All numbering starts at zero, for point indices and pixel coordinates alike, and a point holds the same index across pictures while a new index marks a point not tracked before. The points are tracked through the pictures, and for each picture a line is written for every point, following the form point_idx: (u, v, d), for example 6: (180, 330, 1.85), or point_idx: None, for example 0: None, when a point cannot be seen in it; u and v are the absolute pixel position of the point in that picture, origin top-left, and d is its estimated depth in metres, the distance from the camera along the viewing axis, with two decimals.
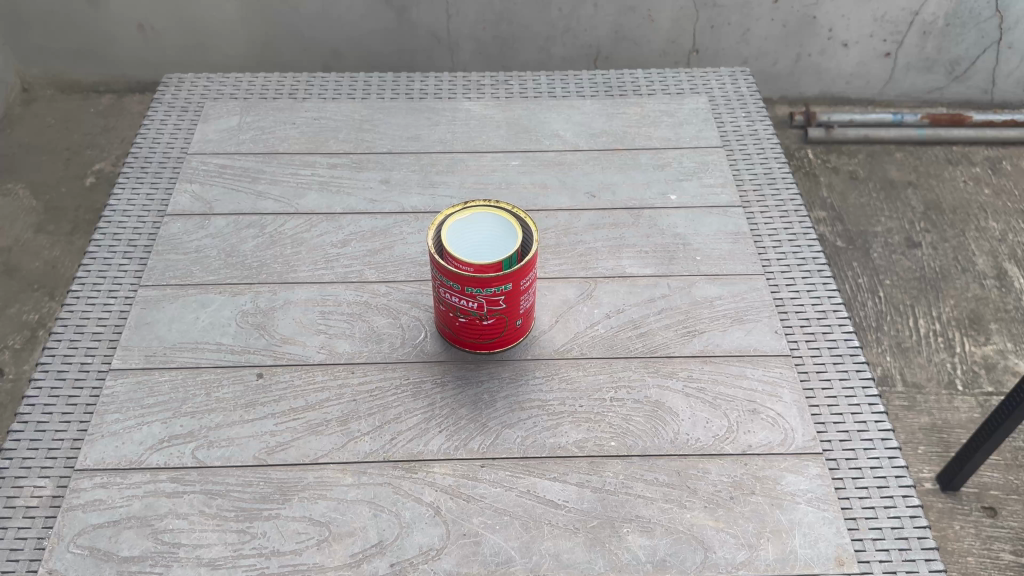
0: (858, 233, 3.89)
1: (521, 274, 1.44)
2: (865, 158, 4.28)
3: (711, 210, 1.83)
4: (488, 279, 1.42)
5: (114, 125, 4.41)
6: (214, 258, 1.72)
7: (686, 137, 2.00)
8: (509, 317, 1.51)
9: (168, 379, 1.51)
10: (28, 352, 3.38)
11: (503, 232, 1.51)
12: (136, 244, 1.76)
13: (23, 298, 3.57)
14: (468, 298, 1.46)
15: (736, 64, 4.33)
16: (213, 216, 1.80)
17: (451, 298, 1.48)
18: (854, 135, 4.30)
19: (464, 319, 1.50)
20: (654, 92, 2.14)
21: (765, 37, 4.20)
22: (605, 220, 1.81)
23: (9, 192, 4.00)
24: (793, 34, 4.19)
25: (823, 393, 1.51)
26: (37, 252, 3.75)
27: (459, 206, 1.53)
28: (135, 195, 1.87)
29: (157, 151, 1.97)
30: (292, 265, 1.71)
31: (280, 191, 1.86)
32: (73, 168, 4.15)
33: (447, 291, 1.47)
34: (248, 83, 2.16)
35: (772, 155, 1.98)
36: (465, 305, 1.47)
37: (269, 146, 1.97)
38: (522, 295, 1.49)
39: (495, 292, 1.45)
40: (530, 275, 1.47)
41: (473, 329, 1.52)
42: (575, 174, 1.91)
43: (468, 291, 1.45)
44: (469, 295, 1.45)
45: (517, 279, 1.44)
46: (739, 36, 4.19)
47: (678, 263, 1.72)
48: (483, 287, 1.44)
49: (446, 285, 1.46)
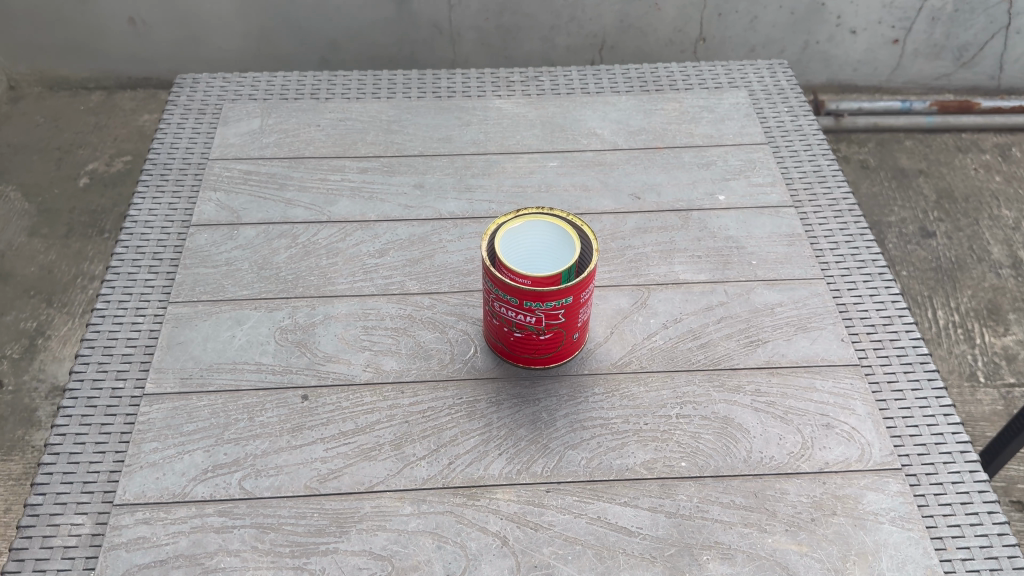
0: (872, 224, 3.84)
1: (582, 286, 1.36)
2: (873, 147, 4.23)
3: (762, 211, 1.76)
4: (548, 293, 1.34)
5: (106, 124, 4.27)
6: (246, 271, 1.63)
7: (729, 134, 1.93)
8: (567, 331, 1.43)
9: (207, 403, 1.43)
10: (29, 362, 3.26)
11: (560, 240, 1.42)
12: (162, 258, 1.66)
13: (20, 306, 3.44)
14: (524, 312, 1.38)
15: (743, 53, 4.26)
16: (241, 226, 1.71)
17: (506, 313, 1.39)
18: (863, 123, 4.24)
19: (519, 334, 1.42)
20: (692, 87, 2.06)
21: (772, 24, 4.12)
22: (652, 224, 1.73)
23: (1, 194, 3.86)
24: (802, 22, 4.11)
25: (897, 404, 1.44)
26: (32, 257, 3.62)
27: (511, 214, 1.44)
28: (156, 204, 1.77)
29: (176, 157, 1.87)
30: (329, 277, 1.62)
31: (311, 199, 1.77)
32: (65, 167, 4.02)
33: (503, 305, 1.39)
34: (266, 83, 2.06)
35: (819, 151, 1.90)
36: (522, 320, 1.39)
37: (295, 150, 1.88)
38: (581, 308, 1.40)
39: (555, 306, 1.36)
40: (589, 287, 1.39)
41: (528, 344, 1.44)
42: (618, 175, 1.83)
43: (525, 305, 1.36)
44: (526, 310, 1.37)
45: (577, 291, 1.36)
46: (747, 23, 4.11)
47: (733, 268, 1.65)
48: (542, 300, 1.35)
49: (502, 299, 1.38)
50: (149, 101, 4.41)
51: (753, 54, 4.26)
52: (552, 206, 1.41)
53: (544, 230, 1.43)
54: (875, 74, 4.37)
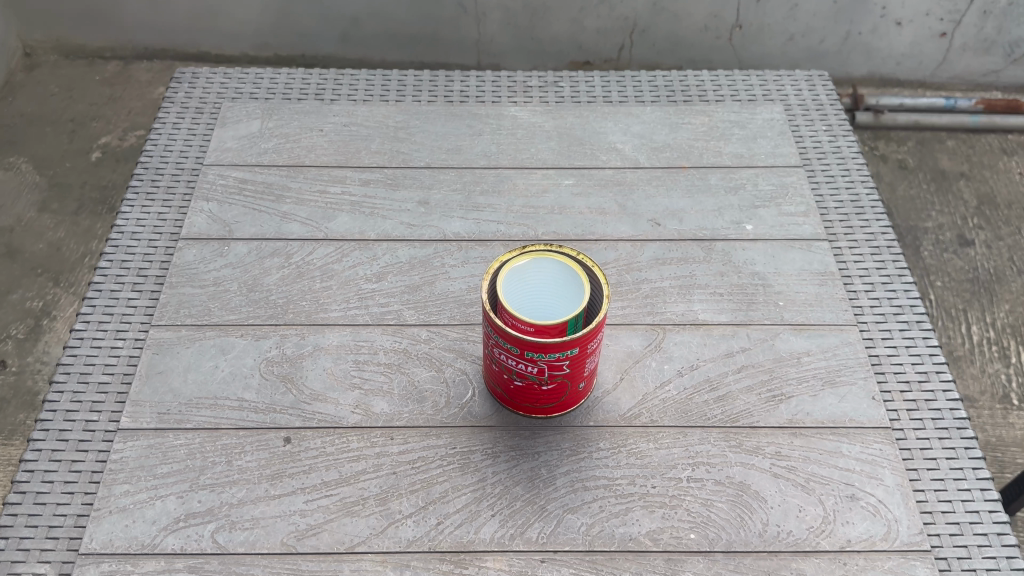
0: (908, 229, 3.65)
1: (591, 335, 1.25)
2: (913, 146, 4.02)
3: (792, 244, 1.62)
4: (552, 346, 1.23)
5: (119, 95, 4.15)
6: (234, 293, 1.53)
7: (760, 154, 1.79)
8: (572, 381, 1.32)
9: (184, 442, 1.34)
10: (34, 342, 3.19)
11: (568, 280, 1.31)
12: (146, 275, 1.57)
13: (26, 284, 3.36)
14: (529, 360, 1.27)
15: (782, 42, 4.04)
16: (233, 242, 1.61)
17: (508, 360, 1.28)
18: (904, 122, 4.04)
19: (522, 382, 1.31)
20: (723, 99, 1.91)
21: (813, 13, 3.90)
22: (671, 254, 1.60)
23: (12, 166, 3.75)
24: (845, 12, 3.89)
25: (929, 475, 1.32)
26: (41, 234, 3.52)
27: (517, 250, 1.32)
28: (145, 213, 1.67)
29: (169, 160, 1.77)
30: (321, 303, 1.52)
31: (308, 213, 1.66)
32: (77, 139, 3.91)
33: (504, 352, 1.28)
34: (269, 80, 1.94)
35: (858, 178, 1.76)
36: (525, 369, 1.28)
37: (294, 157, 1.76)
38: (589, 357, 1.29)
39: (561, 356, 1.25)
40: (599, 335, 1.28)
41: (530, 392, 1.33)
42: (638, 197, 1.70)
43: (529, 354, 1.25)
44: (530, 359, 1.26)
45: (586, 341, 1.25)
46: (786, 11, 3.90)
47: (758, 309, 1.52)
48: (547, 350, 1.24)
49: (503, 346, 1.27)
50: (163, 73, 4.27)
51: (792, 43, 4.04)
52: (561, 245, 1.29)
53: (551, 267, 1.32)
54: (918, 65, 4.15)
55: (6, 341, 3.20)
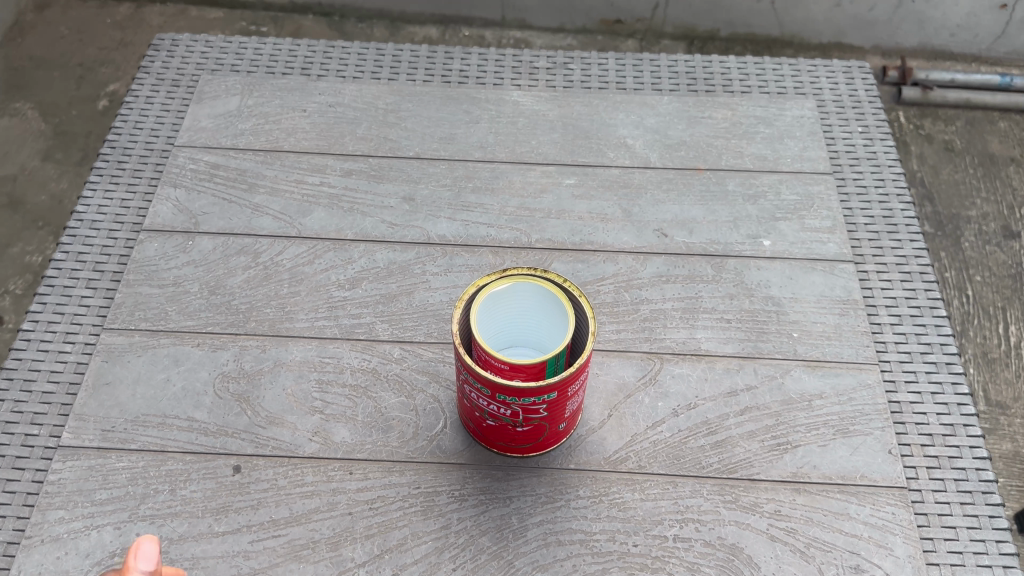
0: (949, 215, 2.78)
1: (571, 379, 1.11)
2: (961, 125, 3.03)
3: (814, 265, 1.46)
4: (528, 390, 1.09)
5: (131, 40, 3.24)
6: (194, 295, 1.40)
7: (786, 157, 1.61)
8: (551, 423, 1.18)
9: (126, 466, 1.23)
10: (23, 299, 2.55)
11: (551, 310, 1.16)
12: (103, 270, 1.45)
13: (27, 235, 2.69)
14: (501, 402, 1.13)
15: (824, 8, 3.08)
16: (198, 236, 1.48)
17: (479, 400, 1.15)
18: (954, 97, 3.06)
19: (495, 422, 1.18)
20: (749, 91, 1.73)
21: None
22: (677, 271, 1.45)
23: (14, 111, 2.97)
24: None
25: (946, 547, 1.18)
26: (43, 184, 2.78)
27: (497, 273, 1.16)
28: (108, 199, 1.55)
29: (139, 141, 1.64)
30: (288, 311, 1.39)
31: (282, 206, 1.52)
32: (86, 86, 3.07)
33: (475, 390, 1.14)
34: (253, 51, 1.79)
35: (894, 191, 1.58)
36: (497, 410, 1.15)
37: (272, 141, 1.62)
38: (570, 400, 1.15)
39: (536, 400, 1.11)
40: (581, 377, 1.14)
41: (505, 433, 1.19)
42: (645, 202, 1.54)
43: (501, 396, 1.11)
44: (502, 401, 1.12)
45: (565, 385, 1.11)
46: None
47: (768, 341, 1.37)
48: (521, 393, 1.10)
49: (473, 384, 1.13)
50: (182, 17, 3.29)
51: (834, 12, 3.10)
52: (545, 272, 1.15)
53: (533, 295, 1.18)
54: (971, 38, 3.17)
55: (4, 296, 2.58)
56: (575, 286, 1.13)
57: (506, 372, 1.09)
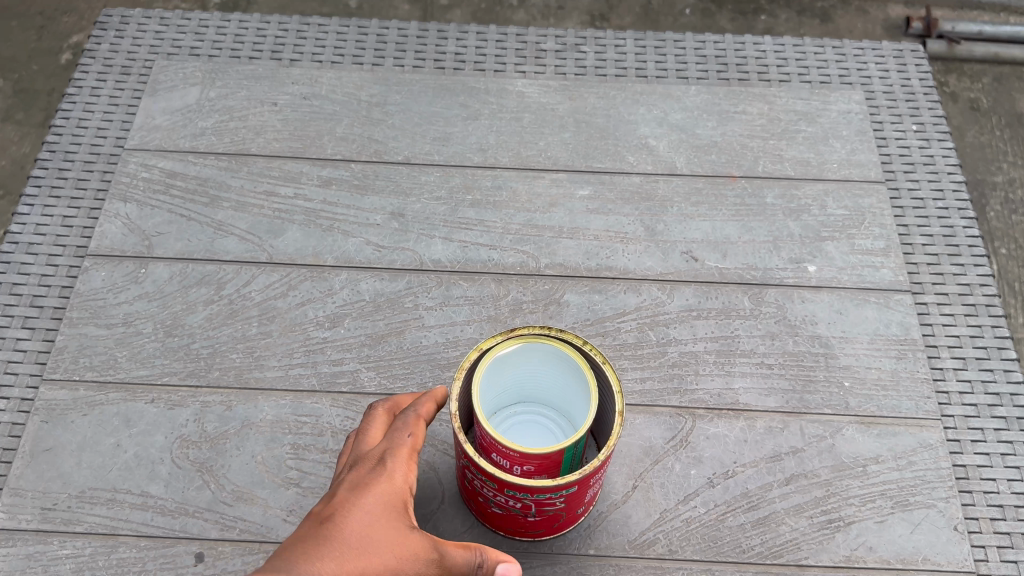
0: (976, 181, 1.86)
1: (592, 466, 0.91)
2: (991, 84, 2.04)
3: (867, 296, 1.26)
4: (542, 488, 0.90)
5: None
6: (148, 338, 1.21)
7: (832, 161, 1.40)
8: (566, 510, 0.98)
9: (71, 554, 1.05)
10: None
11: (567, 377, 0.95)
12: (43, 305, 1.25)
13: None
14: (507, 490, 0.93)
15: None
16: (152, 262, 1.27)
17: (481, 485, 0.95)
18: (981, 53, 2.05)
19: (500, 507, 0.98)
20: (788, 79, 1.50)
21: None
22: (709, 305, 1.25)
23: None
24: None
25: None
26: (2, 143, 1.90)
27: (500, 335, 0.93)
28: (48, 216, 1.33)
29: (84, 142, 1.41)
30: (257, 357, 1.19)
31: (250, 224, 1.31)
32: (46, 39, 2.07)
33: (475, 474, 0.94)
34: (216, 31, 1.55)
35: (955, 202, 1.37)
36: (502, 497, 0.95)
37: (238, 142, 1.40)
38: (589, 486, 0.95)
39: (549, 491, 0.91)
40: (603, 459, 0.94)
41: (512, 518, 1.00)
42: (670, 218, 1.33)
43: (507, 485, 0.92)
44: (508, 491, 0.92)
45: (584, 474, 0.91)
46: None
47: (816, 391, 1.18)
48: (530, 484, 0.90)
49: (473, 467, 0.94)
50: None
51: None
52: (560, 332, 0.94)
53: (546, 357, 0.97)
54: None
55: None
56: (596, 351, 0.93)
57: (513, 460, 0.89)
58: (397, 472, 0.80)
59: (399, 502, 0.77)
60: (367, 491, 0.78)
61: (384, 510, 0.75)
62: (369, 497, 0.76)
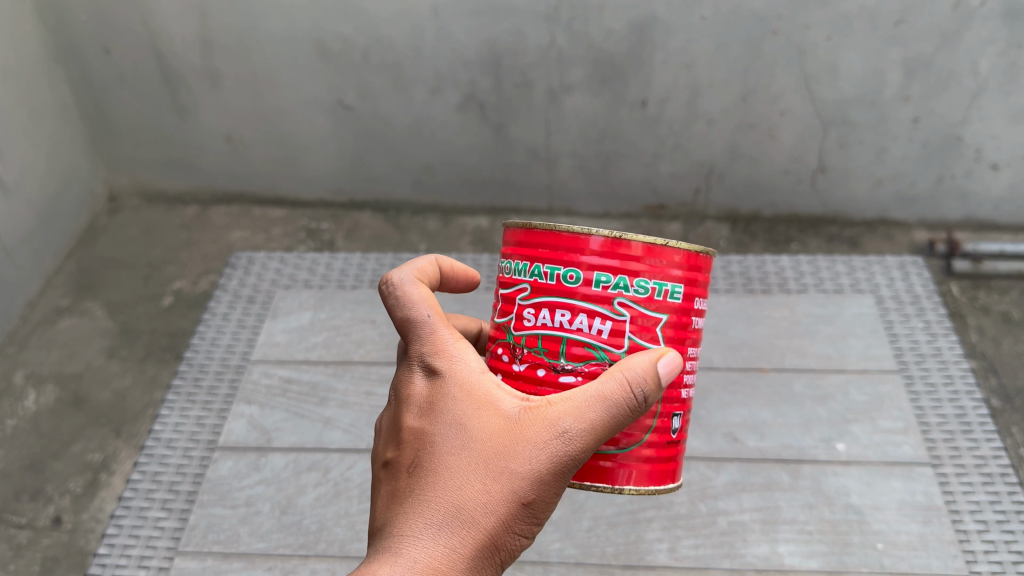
0: (1016, 386, 1.78)
1: (691, 276, 0.81)
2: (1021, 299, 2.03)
3: (891, 470, 1.51)
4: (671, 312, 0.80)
5: (198, 240, 2.43)
6: (266, 515, 1.52)
7: (852, 355, 1.71)
8: (669, 404, 0.82)
9: None
10: (93, 497, 1.72)
11: None
12: (178, 489, 1.57)
13: (89, 430, 1.86)
14: (592, 303, 0.78)
15: (868, 187, 2.28)
16: (270, 452, 1.61)
17: (501, 302, 0.86)
18: (1005, 270, 2.09)
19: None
20: (805, 288, 1.87)
21: (903, 155, 2.19)
22: (751, 478, 1.50)
23: (81, 311, 2.19)
24: (939, 152, 2.17)
25: None
26: (106, 378, 1.98)
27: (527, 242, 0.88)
28: (183, 418, 1.69)
29: (215, 357, 1.81)
30: (356, 529, 1.48)
31: (351, 419, 1.64)
32: (152, 286, 2.27)
33: (515, 284, 0.83)
34: (325, 266, 2.02)
35: (963, 389, 1.65)
36: (576, 333, 0.78)
37: (343, 352, 1.78)
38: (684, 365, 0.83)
39: (653, 289, 0.78)
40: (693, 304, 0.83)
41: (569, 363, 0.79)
42: (712, 404, 1.62)
43: (564, 276, 0.79)
44: (573, 298, 0.78)
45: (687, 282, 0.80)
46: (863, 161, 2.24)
47: (853, 553, 1.41)
48: (628, 278, 0.77)
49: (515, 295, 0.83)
50: (245, 217, 2.51)
51: (882, 189, 2.28)
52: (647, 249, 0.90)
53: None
54: (1013, 211, 2.27)
55: (57, 498, 1.73)
56: None
57: (601, 246, 0.77)
58: (442, 385, 0.81)
59: (498, 428, 0.77)
60: (446, 433, 0.78)
61: (477, 420, 0.78)
62: (445, 449, 0.78)
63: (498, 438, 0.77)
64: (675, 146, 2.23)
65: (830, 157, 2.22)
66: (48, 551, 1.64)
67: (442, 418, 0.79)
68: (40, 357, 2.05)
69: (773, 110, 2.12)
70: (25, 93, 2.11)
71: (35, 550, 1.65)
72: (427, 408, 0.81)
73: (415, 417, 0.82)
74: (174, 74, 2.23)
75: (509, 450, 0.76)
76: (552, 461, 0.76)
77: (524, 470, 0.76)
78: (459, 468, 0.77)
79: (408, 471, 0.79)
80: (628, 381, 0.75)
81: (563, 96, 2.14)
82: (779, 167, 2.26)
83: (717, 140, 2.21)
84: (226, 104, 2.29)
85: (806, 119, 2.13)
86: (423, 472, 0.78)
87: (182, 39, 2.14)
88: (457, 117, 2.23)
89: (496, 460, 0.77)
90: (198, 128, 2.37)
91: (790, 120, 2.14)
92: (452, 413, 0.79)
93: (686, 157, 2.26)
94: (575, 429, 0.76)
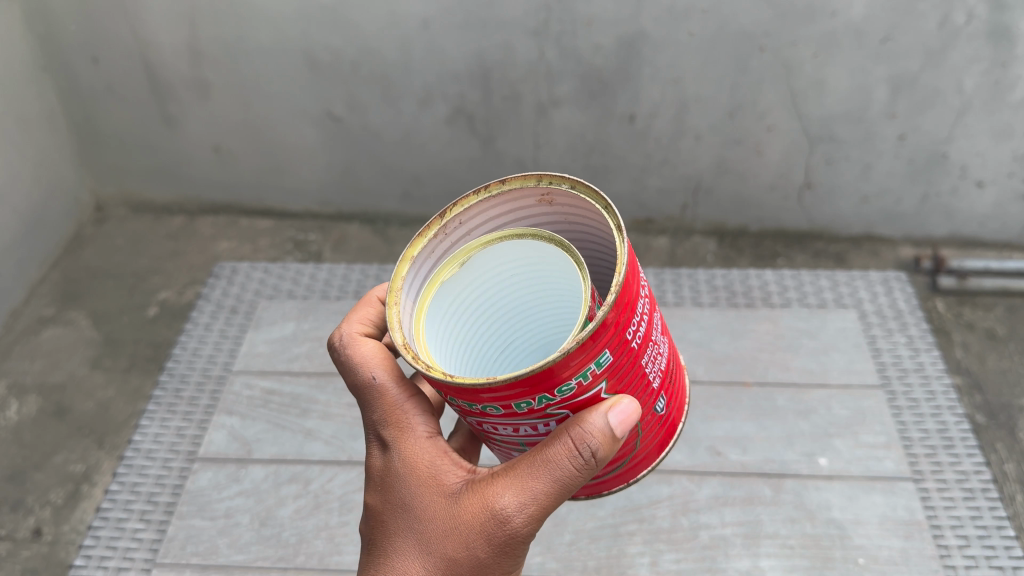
0: (1000, 402, 1.81)
1: (621, 320, 0.67)
2: (1005, 315, 2.04)
3: (874, 485, 1.51)
4: (612, 369, 0.69)
5: (183, 250, 2.43)
6: (245, 528, 1.51)
7: (835, 370, 1.72)
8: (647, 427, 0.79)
9: None
10: (75, 509, 1.71)
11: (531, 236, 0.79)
12: (157, 501, 1.57)
13: (71, 440, 1.85)
14: (525, 416, 0.71)
15: (853, 204, 2.31)
16: (250, 463, 1.60)
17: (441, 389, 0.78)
18: (990, 286, 2.09)
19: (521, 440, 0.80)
20: (790, 304, 1.88)
21: (888, 172, 2.21)
22: (734, 493, 1.50)
23: (64, 320, 2.17)
24: (925, 168, 2.18)
25: None
26: (89, 389, 1.96)
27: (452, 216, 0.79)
28: (164, 429, 1.69)
29: (197, 368, 1.80)
30: (337, 544, 1.46)
31: (333, 430, 1.64)
32: (137, 296, 2.25)
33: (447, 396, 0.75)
34: (309, 277, 2.02)
35: (945, 404, 1.67)
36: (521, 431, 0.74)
37: (326, 363, 1.77)
38: (648, 369, 0.75)
39: (578, 383, 0.68)
40: (634, 327, 0.70)
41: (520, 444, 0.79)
42: (695, 419, 1.62)
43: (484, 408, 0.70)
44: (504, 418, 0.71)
45: (616, 336, 0.67)
46: (849, 179, 2.24)
47: (834, 568, 1.41)
48: (550, 393, 0.67)
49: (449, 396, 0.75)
50: (231, 228, 2.53)
51: (868, 206, 2.31)
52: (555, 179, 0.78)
53: (550, 213, 0.81)
54: (998, 228, 2.29)
55: (37, 510, 1.72)
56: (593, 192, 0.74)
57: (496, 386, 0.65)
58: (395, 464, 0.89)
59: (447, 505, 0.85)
60: (400, 513, 0.87)
61: (422, 498, 0.87)
62: (402, 530, 0.86)
63: (445, 516, 0.85)
64: (663, 160, 2.25)
65: (816, 173, 2.24)
66: (27, 564, 1.63)
67: (398, 495, 0.88)
68: (24, 366, 2.03)
69: (760, 125, 2.13)
70: (12, 101, 2.11)
71: (15, 562, 1.63)
72: (385, 483, 0.89)
73: (377, 491, 0.90)
74: (163, 84, 2.22)
75: (447, 533, 0.84)
76: (488, 537, 0.83)
77: (460, 549, 0.83)
78: (413, 547, 0.85)
79: (369, 546, 0.89)
80: (570, 445, 0.75)
81: (551, 110, 2.14)
82: (766, 183, 2.28)
83: (703, 155, 2.22)
84: (214, 115, 2.28)
85: (792, 135, 2.14)
86: (377, 551, 0.87)
87: (171, 49, 2.12)
88: (445, 130, 2.23)
89: (446, 537, 0.84)
90: (186, 137, 2.36)
91: (776, 136, 2.15)
92: (400, 494, 0.88)
93: (673, 171, 2.28)
94: (516, 503, 0.81)
